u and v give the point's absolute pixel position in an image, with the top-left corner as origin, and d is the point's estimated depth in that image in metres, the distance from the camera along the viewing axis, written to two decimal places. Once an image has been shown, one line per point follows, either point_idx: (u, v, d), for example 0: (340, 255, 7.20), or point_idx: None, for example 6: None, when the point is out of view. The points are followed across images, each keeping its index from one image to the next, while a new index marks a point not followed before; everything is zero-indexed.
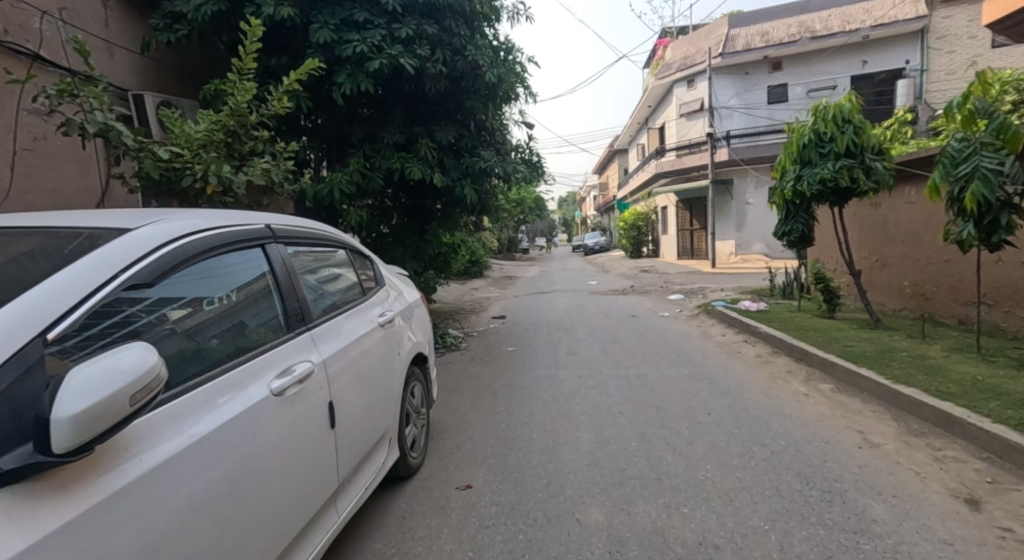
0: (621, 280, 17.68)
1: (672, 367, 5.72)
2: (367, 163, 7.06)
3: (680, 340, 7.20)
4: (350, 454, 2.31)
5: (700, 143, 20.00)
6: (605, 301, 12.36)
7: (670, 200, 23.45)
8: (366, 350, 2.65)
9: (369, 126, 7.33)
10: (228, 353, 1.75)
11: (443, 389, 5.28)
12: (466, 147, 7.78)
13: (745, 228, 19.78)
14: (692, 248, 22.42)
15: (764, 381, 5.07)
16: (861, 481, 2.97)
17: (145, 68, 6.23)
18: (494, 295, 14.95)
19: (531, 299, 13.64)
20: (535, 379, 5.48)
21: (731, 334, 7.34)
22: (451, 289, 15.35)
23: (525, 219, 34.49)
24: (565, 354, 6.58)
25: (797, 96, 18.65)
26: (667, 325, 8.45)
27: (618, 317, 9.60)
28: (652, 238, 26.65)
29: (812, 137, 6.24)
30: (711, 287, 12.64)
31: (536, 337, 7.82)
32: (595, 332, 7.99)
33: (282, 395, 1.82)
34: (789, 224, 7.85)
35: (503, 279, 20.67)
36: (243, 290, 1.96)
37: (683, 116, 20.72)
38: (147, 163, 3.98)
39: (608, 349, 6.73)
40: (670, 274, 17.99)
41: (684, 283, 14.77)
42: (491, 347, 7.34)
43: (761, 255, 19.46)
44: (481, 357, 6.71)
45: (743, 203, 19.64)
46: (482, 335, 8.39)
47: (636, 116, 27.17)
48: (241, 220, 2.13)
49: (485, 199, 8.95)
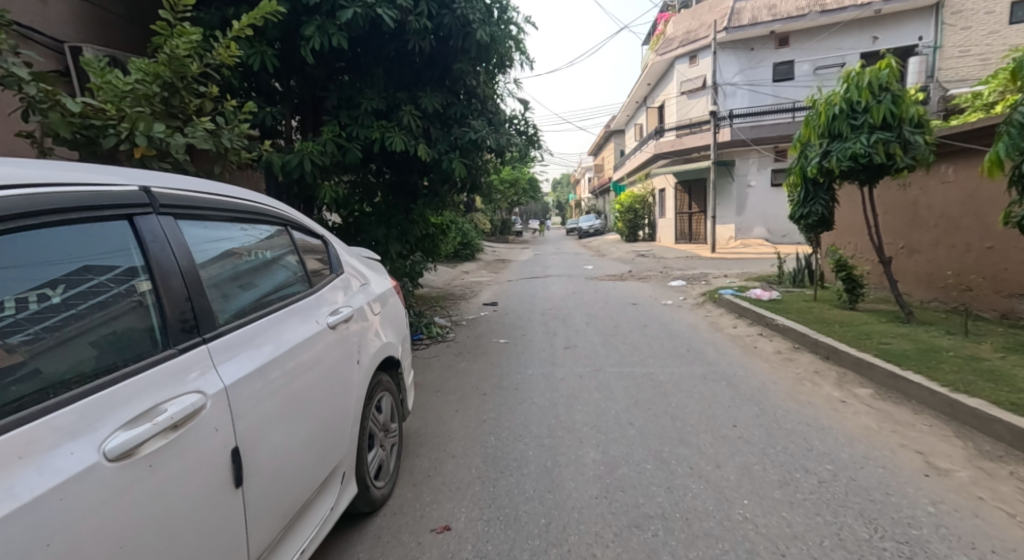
0: (618, 264, 17.10)
1: (683, 365, 5.11)
2: (343, 132, 6.31)
3: (688, 332, 6.57)
4: (273, 513, 1.65)
5: (701, 122, 19.31)
6: (603, 287, 11.73)
7: (669, 183, 22.77)
8: (307, 363, 1.97)
9: (345, 89, 6.56)
10: (22, 392, 1.09)
11: (424, 390, 4.63)
12: (455, 116, 7.03)
13: (745, 211, 19.17)
14: (690, 232, 21.81)
15: (790, 383, 4.46)
16: (943, 525, 2.34)
17: (86, 16, 5.43)
18: (487, 279, 14.28)
19: (525, 284, 12.99)
20: (530, 378, 4.85)
21: (744, 326, 6.71)
22: (441, 273, 14.71)
23: (518, 202, 33.75)
24: (562, 348, 5.94)
25: (803, 73, 17.92)
26: (671, 315, 7.85)
27: (618, 305, 8.96)
28: (649, 222, 26.02)
29: (844, 107, 5.55)
30: (715, 274, 12.03)
31: (531, 328, 7.17)
32: (596, 322, 7.35)
33: (127, 458, 1.15)
34: (808, 205, 7.22)
35: (497, 263, 19.95)
36: (75, 286, 1.27)
37: (684, 94, 20.01)
38: (54, 117, 3.24)
39: (611, 342, 6.10)
40: (668, 258, 17.41)
41: (684, 268, 14.17)
42: (482, 338, 6.70)
43: (762, 239, 18.87)
44: (469, 350, 6.07)
45: (745, 186, 18.99)
46: (471, 324, 7.73)
47: (636, 95, 26.31)
48: (96, 177, 1.42)
49: (476, 175, 8.23)
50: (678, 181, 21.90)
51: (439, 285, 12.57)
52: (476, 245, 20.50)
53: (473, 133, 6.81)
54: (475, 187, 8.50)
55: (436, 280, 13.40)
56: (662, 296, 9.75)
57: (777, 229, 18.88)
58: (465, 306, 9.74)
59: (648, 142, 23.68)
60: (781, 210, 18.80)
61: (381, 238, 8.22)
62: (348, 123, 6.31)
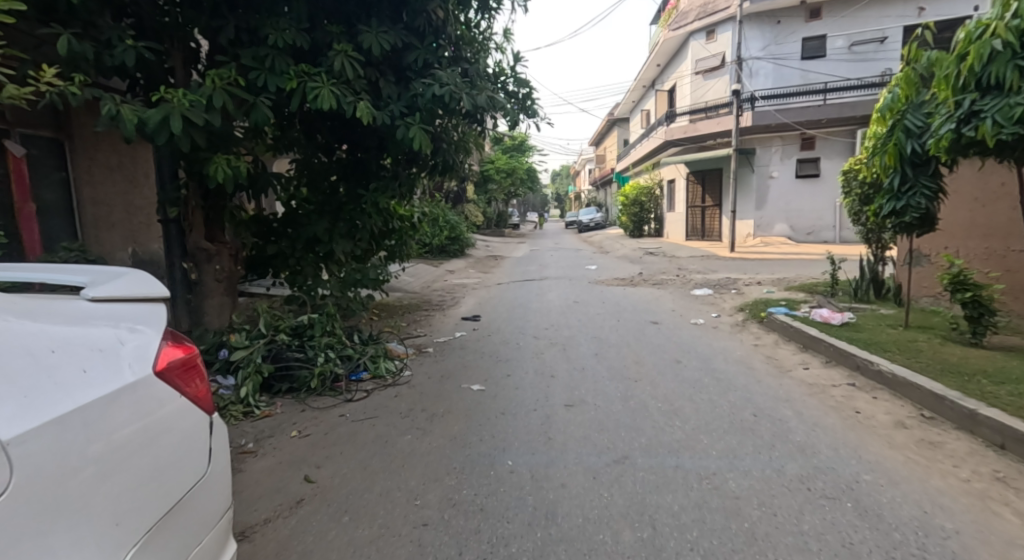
0: (626, 264, 15.24)
1: (761, 453, 3.13)
2: (245, 81, 4.34)
3: (742, 377, 4.60)
4: None
5: (719, 105, 17.42)
6: (611, 294, 9.82)
7: (680, 173, 20.85)
8: None
9: (251, 17, 4.55)
10: None
11: (324, 512, 2.66)
12: (415, 65, 5.05)
13: (766, 206, 17.30)
14: (703, 228, 19.91)
15: (969, 507, 2.51)
16: None
17: None
18: (475, 281, 12.34)
19: (518, 288, 11.11)
20: (510, 484, 2.86)
21: (821, 368, 4.75)
22: (422, 273, 12.80)
23: (515, 193, 31.82)
24: (564, 408, 3.96)
25: (837, 49, 16.06)
26: (708, 341, 5.96)
27: (634, 322, 7.01)
28: (655, 216, 24.11)
29: (1012, 43, 3.46)
30: (743, 280, 10.13)
31: (522, 362, 5.22)
32: (611, 354, 5.40)
33: None
34: (902, 197, 5.22)
35: (489, 260, 18.08)
36: None
37: (700, 73, 18.17)
38: None
39: (635, 397, 4.14)
40: (681, 258, 15.56)
41: (703, 271, 12.34)
42: (452, 381, 4.73)
43: (784, 237, 17.05)
44: (427, 406, 4.12)
45: (766, 177, 17.16)
46: (441, 353, 5.80)
47: (643, 77, 24.33)
48: None
49: (453, 151, 6.24)
50: (690, 171, 19.99)
51: (412, 291, 10.57)
52: (466, 239, 18.56)
53: (438, 87, 4.82)
54: (451, 169, 6.51)
55: (412, 282, 11.40)
56: (687, 310, 7.80)
57: (801, 226, 17.06)
58: (438, 320, 7.73)
59: (656, 128, 21.70)
60: (806, 205, 16.95)
61: (324, 233, 6.21)
62: (255, 66, 4.31)
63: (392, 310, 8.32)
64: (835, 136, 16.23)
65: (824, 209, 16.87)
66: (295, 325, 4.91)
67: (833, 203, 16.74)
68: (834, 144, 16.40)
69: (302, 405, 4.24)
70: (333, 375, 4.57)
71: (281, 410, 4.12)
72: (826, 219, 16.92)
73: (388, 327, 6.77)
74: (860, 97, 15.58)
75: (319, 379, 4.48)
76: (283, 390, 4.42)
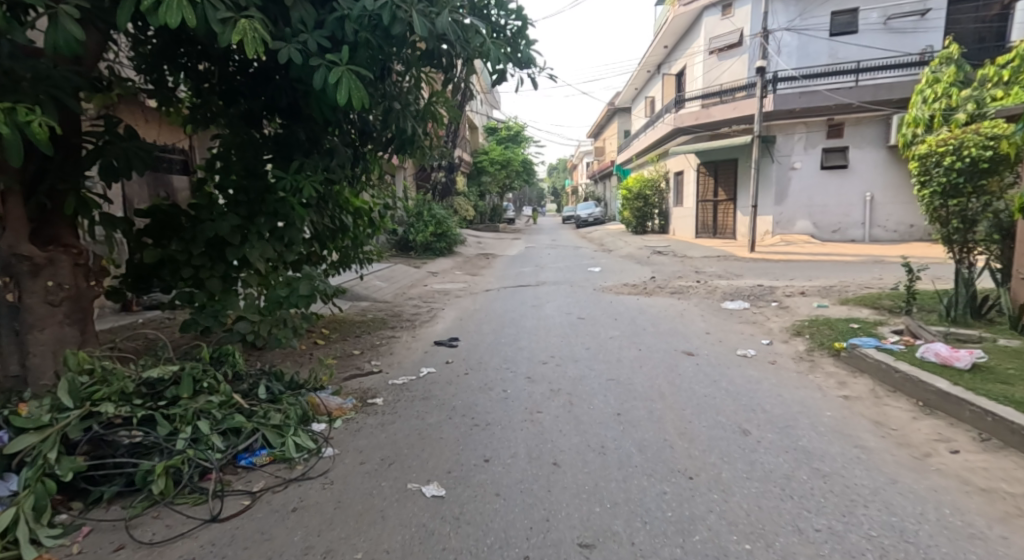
0: (632, 265, 13.64)
1: None
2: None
3: (859, 470, 2.87)
4: None
5: (735, 88, 16.02)
6: (623, 305, 8.17)
7: (689, 164, 19.20)
8: None
9: None
10: None
11: None
12: None
13: (787, 201, 15.79)
14: (714, 225, 18.31)
15: None
16: None
17: None
18: (462, 286, 10.68)
19: (512, 295, 9.48)
20: None
21: (979, 450, 3.02)
22: (402, 276, 11.13)
23: (510, 186, 30.14)
24: (577, 556, 2.21)
25: (870, 23, 14.52)
26: (773, 386, 4.29)
27: (662, 352, 5.30)
28: (660, 211, 22.48)
29: None
30: (781, 290, 8.49)
31: (509, 434, 3.47)
32: (638, 417, 3.67)
33: None
34: None
35: (479, 259, 16.42)
36: None
37: (715, 53, 16.92)
38: None
39: (699, 527, 2.38)
40: (693, 258, 13.98)
41: (725, 275, 10.73)
42: (394, 475, 2.98)
43: (806, 235, 15.58)
44: (341, 540, 2.38)
45: (788, 168, 15.57)
46: (395, 408, 4.07)
47: (649, 62, 22.77)
48: None
49: (413, 120, 4.50)
50: (701, 162, 18.35)
51: (386, 301, 8.87)
52: (455, 236, 16.96)
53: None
54: (413, 145, 4.77)
55: (385, 289, 9.67)
56: (725, 332, 6.13)
57: (825, 223, 15.55)
58: (402, 346, 5.99)
59: (663, 116, 20.16)
60: (832, 200, 15.40)
61: (233, 232, 4.48)
62: None
63: (344, 330, 6.56)
64: (865, 122, 14.71)
65: (852, 205, 15.31)
66: (149, 380, 3.12)
67: (863, 198, 15.18)
68: (864, 131, 14.82)
69: (122, 535, 2.42)
70: (195, 468, 2.79)
71: (78, 550, 2.30)
72: (853, 216, 15.40)
73: (325, 364, 4.99)
74: (896, 78, 14.07)
75: (167, 478, 2.68)
76: (105, 499, 2.62)
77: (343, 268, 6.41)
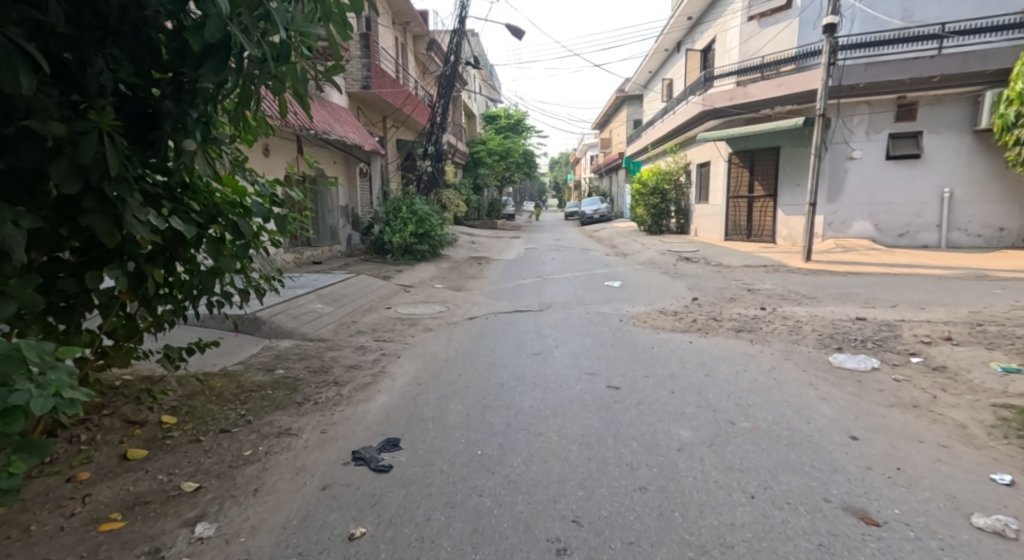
0: (659, 276, 10.95)
1: None
2: None
3: None
4: None
5: (782, 60, 13.57)
6: (671, 352, 5.46)
7: (718, 154, 16.48)
8: None
9: None
10: None
11: None
12: None
13: (842, 198, 13.26)
14: (748, 226, 15.63)
15: None
16: None
17: None
18: (437, 309, 7.93)
19: (507, 325, 6.82)
20: None
21: None
22: (362, 295, 8.43)
23: (509, 180, 27.39)
24: None
25: None
26: None
27: (804, 515, 2.53)
28: (678, 208, 19.71)
29: None
30: (904, 330, 5.70)
31: None
32: None
33: None
34: None
35: (469, 264, 13.75)
36: None
37: (756, 19, 14.45)
38: None
39: None
40: (735, 269, 11.27)
41: (793, 298, 8.02)
42: None
43: (866, 239, 13.09)
44: None
45: (844, 158, 13.08)
46: None
47: (669, 38, 20.09)
48: None
49: None
50: (734, 152, 15.65)
51: (320, 341, 6.11)
52: (442, 236, 14.22)
53: None
54: (230, 47, 2.23)
55: (325, 319, 6.87)
56: (890, 440, 3.34)
57: (889, 225, 13.04)
58: (289, 465, 3.20)
59: (686, 96, 17.48)
60: (899, 198, 12.88)
61: None
62: None
63: (203, 418, 3.74)
64: (945, 101, 12.20)
65: (924, 204, 12.77)
66: None
67: (940, 195, 12.62)
68: (944, 112, 12.29)
69: None
70: None
71: None
72: (924, 216, 12.86)
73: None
74: (987, 44, 11.63)
75: None
76: None
77: (184, 307, 3.61)
